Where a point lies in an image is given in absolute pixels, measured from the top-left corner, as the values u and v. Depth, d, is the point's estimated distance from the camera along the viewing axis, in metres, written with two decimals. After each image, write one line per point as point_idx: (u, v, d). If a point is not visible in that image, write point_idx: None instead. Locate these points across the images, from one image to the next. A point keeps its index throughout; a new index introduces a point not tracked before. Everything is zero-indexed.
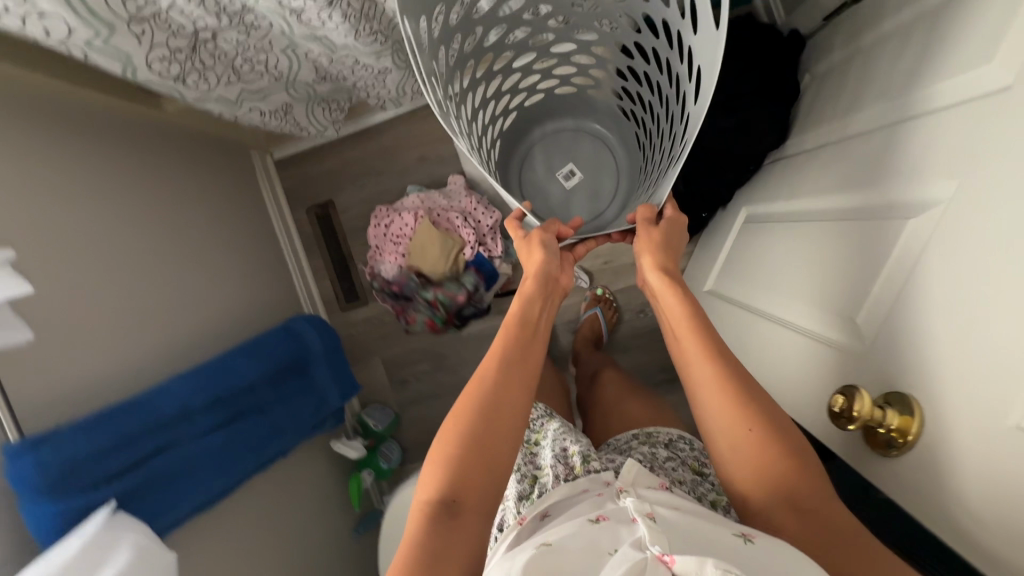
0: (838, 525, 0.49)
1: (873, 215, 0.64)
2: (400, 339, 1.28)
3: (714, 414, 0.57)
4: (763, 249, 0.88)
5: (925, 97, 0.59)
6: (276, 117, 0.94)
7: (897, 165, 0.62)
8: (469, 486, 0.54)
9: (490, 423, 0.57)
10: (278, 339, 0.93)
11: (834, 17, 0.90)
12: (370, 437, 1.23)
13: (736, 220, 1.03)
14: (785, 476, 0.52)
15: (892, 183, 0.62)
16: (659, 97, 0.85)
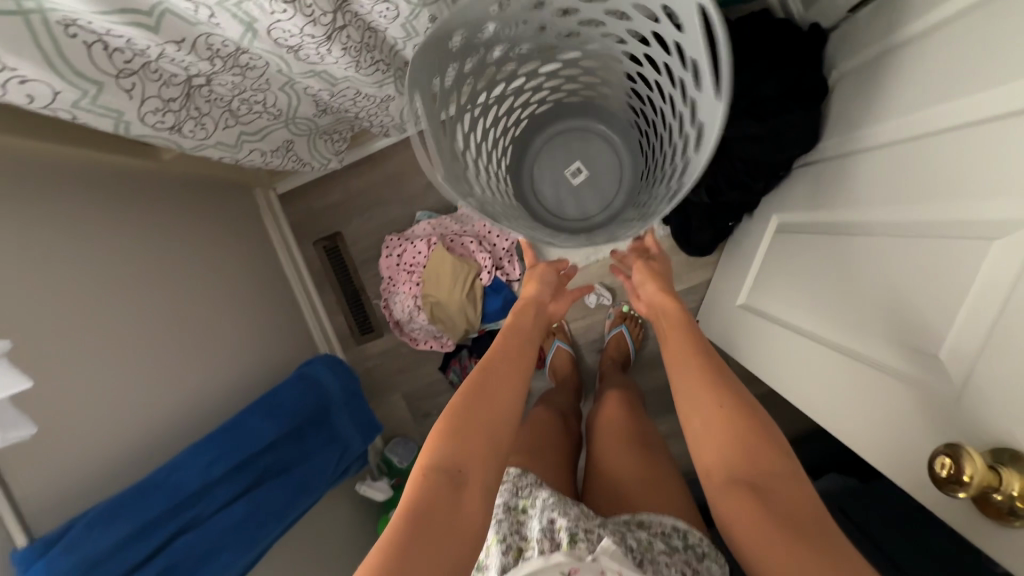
0: (813, 527, 0.47)
1: (939, 229, 0.58)
2: (419, 371, 1.23)
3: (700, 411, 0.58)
4: (801, 263, 0.83)
5: (989, 98, 0.54)
6: (278, 155, 0.89)
7: (960, 173, 0.56)
8: (471, 464, 0.52)
9: (492, 399, 0.57)
10: (296, 388, 0.88)
11: (860, 11, 0.84)
12: (395, 475, 1.19)
13: (768, 227, 0.97)
14: (766, 466, 0.52)
15: (960, 193, 0.56)
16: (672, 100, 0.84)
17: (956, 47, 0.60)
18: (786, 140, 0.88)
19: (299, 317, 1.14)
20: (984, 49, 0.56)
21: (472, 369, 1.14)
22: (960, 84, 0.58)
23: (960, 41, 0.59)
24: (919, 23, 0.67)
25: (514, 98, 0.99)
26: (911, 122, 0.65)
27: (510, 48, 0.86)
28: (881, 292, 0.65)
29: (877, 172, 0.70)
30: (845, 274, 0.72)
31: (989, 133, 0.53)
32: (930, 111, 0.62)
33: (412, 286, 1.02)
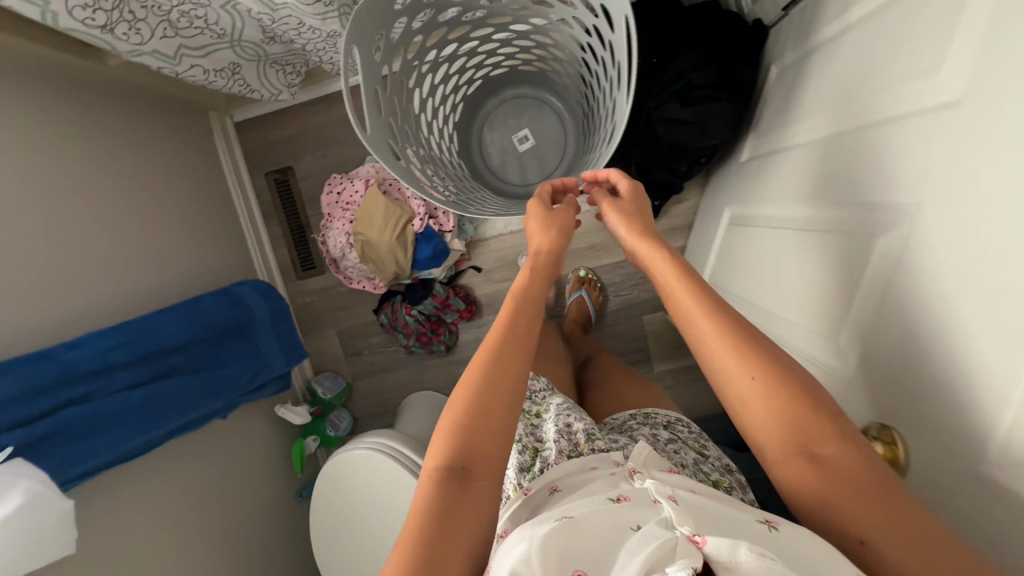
0: (865, 479, 0.44)
1: (830, 227, 0.64)
2: (355, 311, 1.29)
3: (723, 369, 0.53)
4: (750, 251, 0.87)
5: (888, 103, 0.55)
6: (222, 76, 0.92)
7: (854, 175, 0.60)
8: (480, 456, 0.50)
9: (493, 382, 0.54)
10: (217, 302, 0.93)
11: (792, 10, 0.87)
12: (318, 405, 1.25)
13: (720, 220, 1.00)
14: (805, 428, 0.48)
15: (850, 195, 0.60)
16: (601, 83, 0.91)
17: (855, 49, 0.64)
18: (709, 129, 0.91)
19: (240, 244, 1.19)
20: (879, 54, 0.58)
21: (401, 314, 1.20)
22: (864, 93, 0.60)
23: (857, 45, 0.64)
24: (832, 26, 0.71)
25: (472, 68, 1.02)
26: (821, 119, 0.69)
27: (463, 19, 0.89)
28: (801, 286, 0.71)
29: (798, 167, 0.74)
30: (781, 268, 0.75)
31: (866, 138, 0.59)
32: (833, 117, 0.66)
33: (346, 223, 1.07)
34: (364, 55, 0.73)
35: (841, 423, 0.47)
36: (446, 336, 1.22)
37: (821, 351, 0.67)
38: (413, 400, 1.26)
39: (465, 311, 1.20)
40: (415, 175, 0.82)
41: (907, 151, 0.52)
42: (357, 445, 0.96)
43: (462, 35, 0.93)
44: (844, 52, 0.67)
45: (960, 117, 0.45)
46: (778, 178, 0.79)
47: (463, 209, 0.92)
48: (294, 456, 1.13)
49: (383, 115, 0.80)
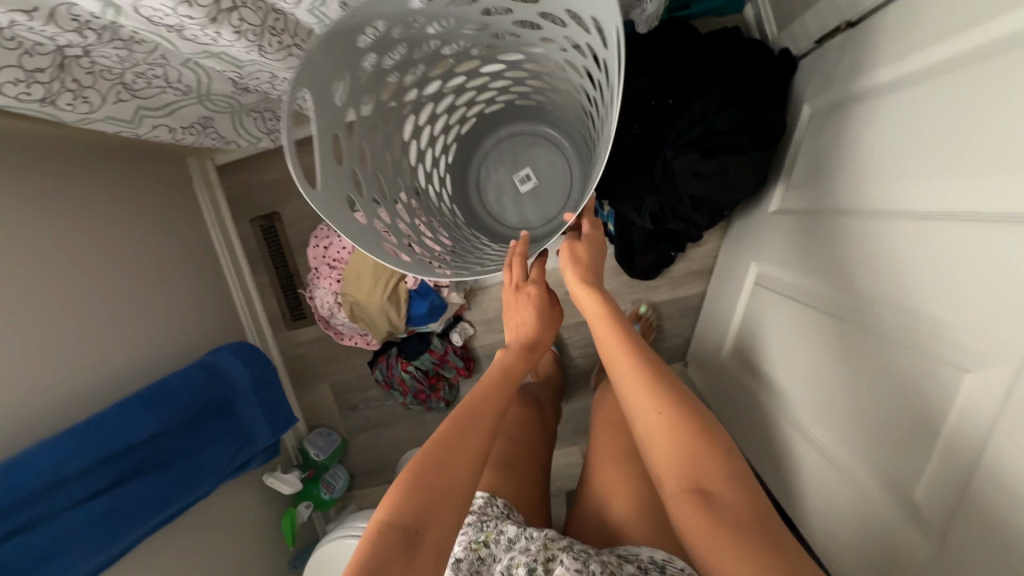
0: (745, 518, 0.48)
1: (890, 326, 0.54)
2: (349, 363, 1.21)
3: (637, 406, 0.58)
4: (772, 329, 0.77)
5: (969, 193, 0.46)
6: (192, 132, 0.84)
7: (926, 274, 0.50)
8: (431, 519, 0.50)
9: (452, 438, 0.55)
10: (190, 379, 0.87)
11: (826, 42, 0.77)
12: (311, 467, 1.17)
13: (746, 276, 0.89)
14: (704, 468, 0.52)
15: (923, 296, 0.50)
16: (599, 114, 0.80)
17: (912, 111, 0.54)
18: (733, 183, 0.82)
19: (223, 299, 1.11)
20: (956, 125, 0.49)
21: (397, 370, 1.11)
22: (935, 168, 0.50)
23: (914, 104, 0.54)
24: (883, 74, 0.61)
25: (463, 106, 0.93)
26: (870, 192, 0.60)
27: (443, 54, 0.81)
28: (844, 385, 0.61)
29: (838, 241, 0.64)
30: (813, 357, 0.66)
31: (939, 231, 0.49)
32: (892, 186, 0.56)
33: (333, 282, 0.99)
34: (318, 101, 0.66)
35: (731, 465, 0.52)
36: (444, 392, 1.14)
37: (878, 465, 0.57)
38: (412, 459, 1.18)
39: (463, 368, 1.13)
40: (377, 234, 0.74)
41: (1010, 265, 0.42)
42: (348, 531, 0.89)
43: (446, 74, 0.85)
44: (900, 109, 0.56)
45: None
46: (809, 253, 0.70)
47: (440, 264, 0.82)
48: (285, 528, 1.06)
49: (345, 166, 0.72)
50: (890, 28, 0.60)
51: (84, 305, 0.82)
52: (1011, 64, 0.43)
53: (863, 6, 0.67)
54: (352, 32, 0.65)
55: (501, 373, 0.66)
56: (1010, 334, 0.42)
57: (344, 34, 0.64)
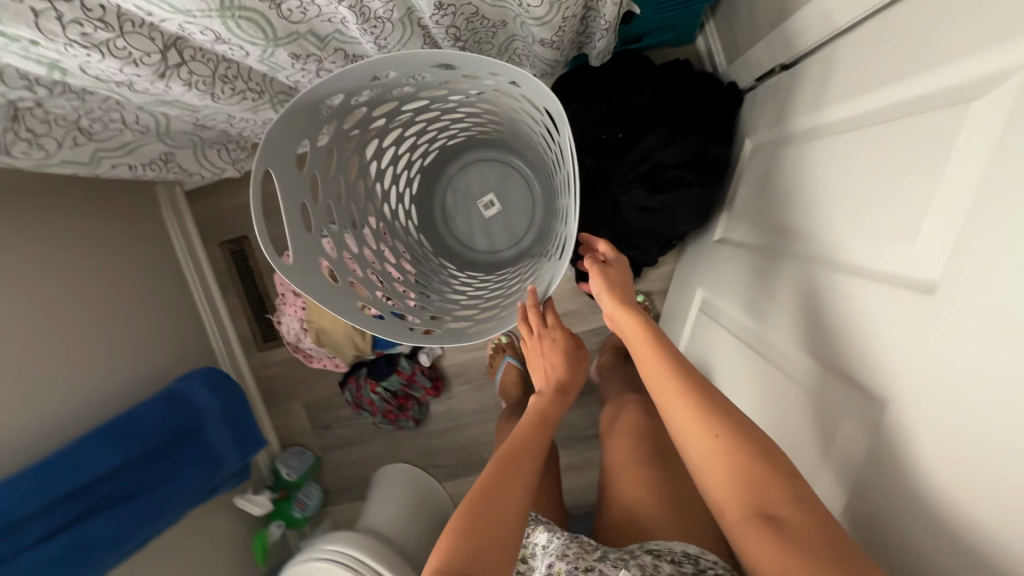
0: (820, 541, 0.46)
1: (818, 365, 0.57)
2: (320, 383, 1.23)
3: (686, 432, 0.56)
4: (716, 355, 0.82)
5: (894, 249, 0.48)
6: (154, 167, 0.85)
7: (852, 322, 0.53)
8: (478, 571, 0.51)
9: (492, 491, 0.58)
10: (156, 409, 0.89)
11: (766, 79, 0.81)
12: (282, 487, 1.19)
13: (691, 302, 0.94)
14: (762, 491, 0.51)
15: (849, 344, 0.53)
16: (557, 171, 0.82)
17: (828, 172, 0.59)
18: (678, 218, 0.87)
19: (191, 323, 1.13)
20: (885, 182, 0.50)
21: (366, 392, 1.14)
22: (864, 219, 0.53)
23: (850, 153, 0.56)
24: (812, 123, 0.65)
25: (426, 143, 0.93)
26: (789, 239, 0.66)
27: (404, 108, 0.78)
28: (770, 418, 0.66)
29: (764, 282, 0.70)
30: (751, 391, 0.70)
31: (837, 285, 0.55)
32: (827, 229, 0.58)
33: (298, 309, 1.00)
34: (283, 175, 0.63)
35: (795, 485, 0.50)
36: (413, 411, 1.17)
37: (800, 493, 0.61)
38: (384, 476, 1.21)
39: (431, 388, 1.16)
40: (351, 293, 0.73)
41: (880, 321, 0.49)
42: (317, 554, 0.92)
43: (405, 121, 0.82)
44: (816, 168, 0.62)
45: (934, 307, 0.43)
46: (741, 288, 0.76)
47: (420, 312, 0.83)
48: (256, 548, 1.09)
49: (315, 230, 0.70)
50: (811, 87, 0.66)
51: (47, 342, 0.83)
52: (916, 148, 0.47)
53: (795, 52, 0.71)
54: (313, 105, 0.63)
55: (537, 420, 0.70)
56: (914, 390, 0.45)
57: (309, 106, 0.62)
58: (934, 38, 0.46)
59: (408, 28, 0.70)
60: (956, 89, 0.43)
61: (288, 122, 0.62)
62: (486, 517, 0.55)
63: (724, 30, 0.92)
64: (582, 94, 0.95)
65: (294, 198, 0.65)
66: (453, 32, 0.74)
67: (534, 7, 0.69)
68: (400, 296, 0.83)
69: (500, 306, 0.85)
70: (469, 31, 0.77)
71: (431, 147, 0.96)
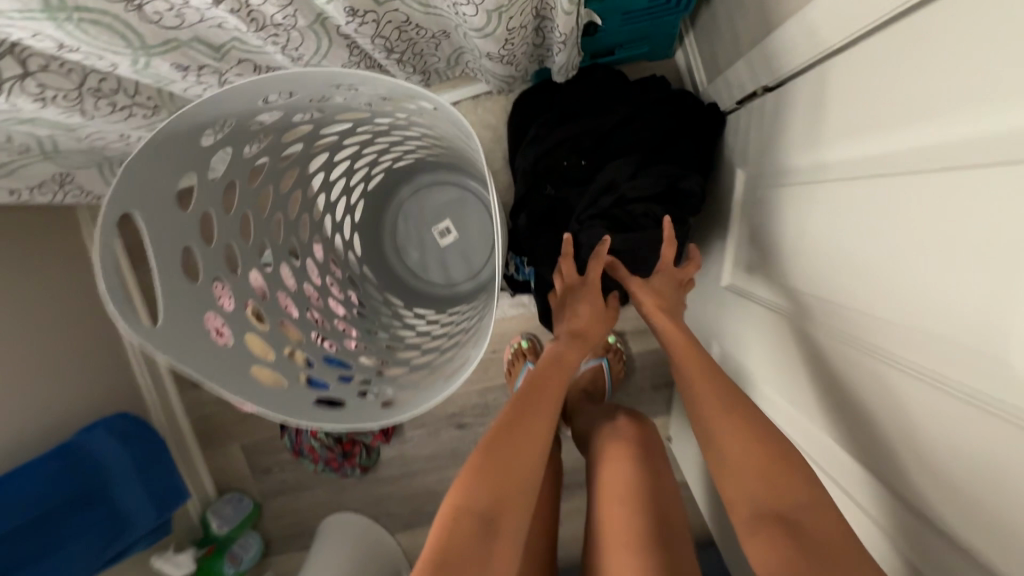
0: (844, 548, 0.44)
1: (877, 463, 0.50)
2: (260, 424, 1.12)
3: (719, 431, 0.56)
4: None
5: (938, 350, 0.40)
6: (46, 190, 0.74)
7: (903, 423, 0.44)
8: (502, 508, 0.53)
9: (512, 429, 0.58)
10: (46, 464, 0.77)
11: (748, 102, 0.71)
12: (210, 542, 1.07)
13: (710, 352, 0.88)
14: (787, 483, 0.50)
15: (907, 450, 0.45)
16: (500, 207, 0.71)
17: (833, 234, 0.51)
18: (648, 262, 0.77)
19: (112, 359, 1.02)
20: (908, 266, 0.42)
21: (306, 438, 1.03)
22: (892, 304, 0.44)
23: (859, 221, 0.47)
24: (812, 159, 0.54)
25: (363, 166, 0.83)
26: (806, 314, 0.57)
27: (324, 132, 0.69)
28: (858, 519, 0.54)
29: (798, 352, 0.60)
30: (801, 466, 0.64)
31: (874, 377, 0.47)
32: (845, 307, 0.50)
33: None
34: (155, 216, 0.51)
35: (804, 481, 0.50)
36: (360, 458, 1.06)
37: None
38: (327, 529, 1.09)
39: (380, 433, 1.04)
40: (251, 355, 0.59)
41: (945, 427, 0.40)
42: None
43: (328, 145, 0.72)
44: (823, 225, 0.53)
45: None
46: (777, 371, 0.65)
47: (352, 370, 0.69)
48: None
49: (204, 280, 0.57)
50: (806, 127, 0.56)
51: None
52: (941, 226, 0.39)
53: (781, 72, 0.60)
54: (196, 133, 0.52)
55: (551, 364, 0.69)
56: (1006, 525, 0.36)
57: (189, 136, 0.51)
58: (965, 89, 0.37)
59: (324, 36, 0.59)
60: (970, 143, 0.36)
61: (169, 157, 0.50)
62: (508, 451, 0.56)
63: (703, 46, 0.82)
64: (544, 114, 0.85)
65: (173, 241, 0.54)
66: (383, 42, 0.64)
67: (472, 16, 0.58)
68: (321, 351, 0.68)
69: (441, 354, 0.71)
70: (405, 41, 0.66)
71: (368, 171, 0.85)
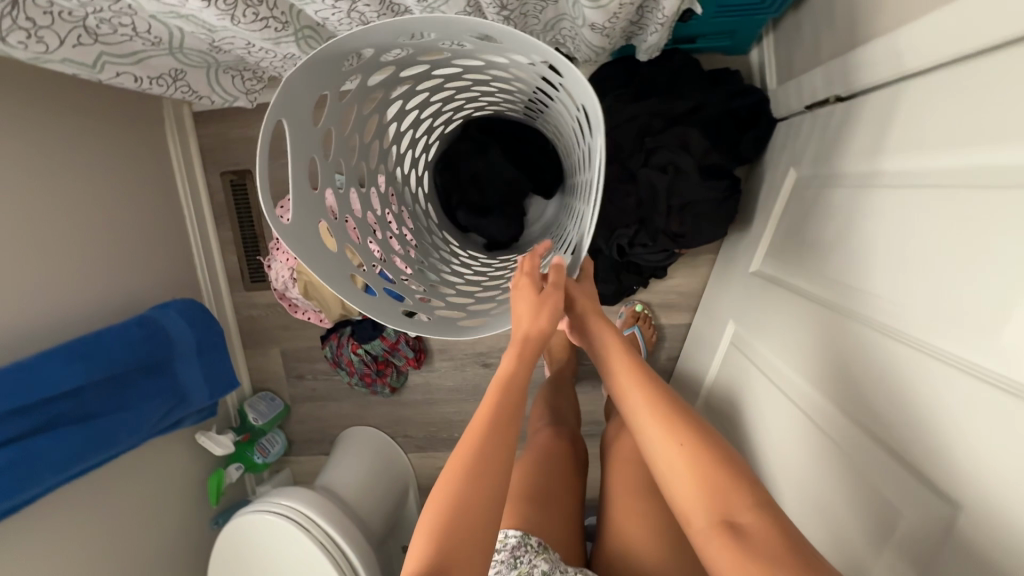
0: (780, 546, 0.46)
1: (853, 421, 0.57)
2: (301, 333, 1.20)
3: (656, 444, 0.56)
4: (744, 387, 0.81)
5: (932, 316, 0.49)
6: (161, 83, 0.81)
7: (884, 377, 0.54)
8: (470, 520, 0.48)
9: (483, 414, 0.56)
10: (126, 333, 0.85)
11: (816, 109, 0.77)
12: (245, 431, 1.18)
13: (723, 331, 0.92)
14: (716, 486, 0.51)
15: (884, 404, 0.53)
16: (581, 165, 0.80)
17: (851, 227, 0.62)
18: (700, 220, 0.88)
19: (179, 251, 1.10)
20: (926, 241, 0.51)
21: (346, 351, 1.12)
22: (901, 284, 0.54)
23: (896, 202, 0.56)
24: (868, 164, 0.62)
25: (450, 111, 0.92)
26: (826, 294, 0.65)
27: (434, 73, 0.77)
28: (799, 487, 0.65)
29: (774, 331, 0.75)
30: (781, 434, 0.69)
31: (877, 346, 0.55)
32: (858, 287, 0.60)
33: (289, 257, 0.97)
34: (298, 122, 0.61)
35: (759, 496, 0.50)
36: (391, 379, 1.16)
37: (826, 526, 0.60)
38: (349, 438, 1.21)
39: (413, 359, 1.14)
40: (345, 261, 0.70)
41: (898, 374, 0.52)
42: (269, 507, 0.92)
43: (433, 85, 0.80)
44: (818, 230, 0.69)
45: (1005, 411, 0.41)
46: (780, 333, 0.74)
47: (410, 287, 0.77)
48: (211, 486, 1.07)
49: (320, 185, 0.68)
50: (830, 157, 0.70)
51: (27, 245, 0.81)
52: (963, 214, 0.48)
53: (852, 85, 0.67)
54: (337, 57, 0.59)
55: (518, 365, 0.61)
56: (974, 456, 0.44)
57: (335, 60, 0.59)
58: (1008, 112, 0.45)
59: None
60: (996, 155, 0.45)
61: (312, 69, 0.58)
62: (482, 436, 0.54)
63: (785, 47, 0.87)
64: (620, 89, 0.91)
65: (304, 150, 0.63)
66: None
67: None
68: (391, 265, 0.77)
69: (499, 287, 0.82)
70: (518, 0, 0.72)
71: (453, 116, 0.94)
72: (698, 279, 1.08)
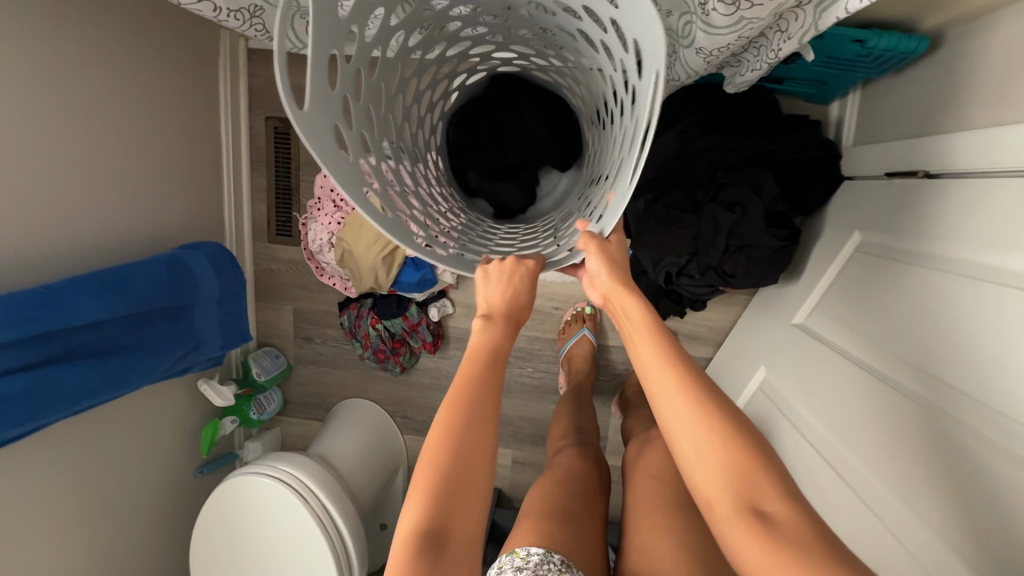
0: (814, 545, 0.41)
1: (911, 502, 0.58)
2: (319, 296, 1.17)
3: (676, 418, 0.47)
4: (780, 440, 0.82)
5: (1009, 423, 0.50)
6: (237, 17, 0.76)
7: (951, 468, 0.55)
8: (456, 512, 0.46)
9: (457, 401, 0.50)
10: (154, 270, 0.82)
11: (895, 179, 0.77)
12: (246, 385, 1.15)
13: (751, 375, 0.93)
14: (737, 472, 0.45)
15: (948, 492, 0.54)
16: (614, 127, 0.74)
17: (926, 309, 0.63)
18: (754, 263, 0.88)
19: (211, 190, 1.06)
20: (1014, 342, 0.52)
21: (364, 323, 1.10)
22: (983, 383, 0.54)
23: (979, 302, 0.57)
24: (955, 251, 0.62)
25: (473, 59, 0.88)
26: (890, 372, 0.66)
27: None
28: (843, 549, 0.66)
29: (817, 395, 0.76)
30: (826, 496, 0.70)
31: (948, 438, 0.56)
32: (929, 372, 0.60)
33: (333, 221, 0.95)
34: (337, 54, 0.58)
35: (786, 480, 0.45)
36: (403, 358, 1.14)
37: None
38: (348, 410, 1.19)
39: (430, 343, 1.12)
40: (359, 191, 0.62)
41: (963, 465, 0.53)
42: (267, 469, 0.90)
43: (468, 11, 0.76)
44: (889, 300, 0.69)
45: None
46: (825, 395, 0.75)
47: (424, 227, 0.68)
48: (204, 436, 1.04)
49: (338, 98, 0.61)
50: (907, 232, 0.70)
51: (64, 160, 0.76)
52: None
53: (954, 165, 0.66)
54: None
55: (488, 353, 0.54)
56: None
57: None
58: None
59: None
60: None
61: None
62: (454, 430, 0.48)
63: (872, 110, 0.86)
64: (698, 115, 0.89)
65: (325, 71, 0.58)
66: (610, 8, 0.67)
67: (721, 11, 0.64)
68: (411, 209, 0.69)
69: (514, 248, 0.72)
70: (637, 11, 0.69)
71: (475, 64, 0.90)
72: (729, 317, 1.09)
